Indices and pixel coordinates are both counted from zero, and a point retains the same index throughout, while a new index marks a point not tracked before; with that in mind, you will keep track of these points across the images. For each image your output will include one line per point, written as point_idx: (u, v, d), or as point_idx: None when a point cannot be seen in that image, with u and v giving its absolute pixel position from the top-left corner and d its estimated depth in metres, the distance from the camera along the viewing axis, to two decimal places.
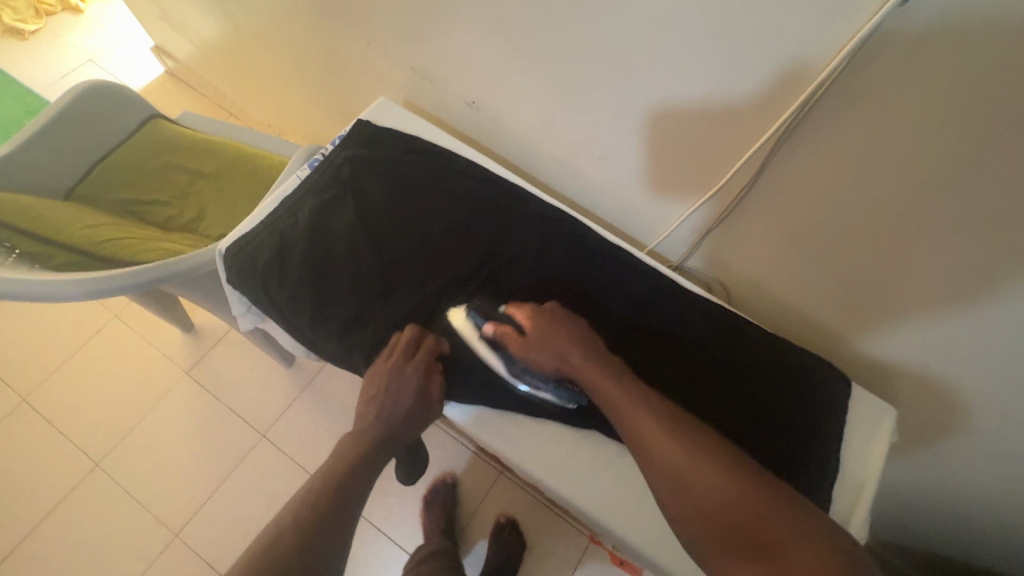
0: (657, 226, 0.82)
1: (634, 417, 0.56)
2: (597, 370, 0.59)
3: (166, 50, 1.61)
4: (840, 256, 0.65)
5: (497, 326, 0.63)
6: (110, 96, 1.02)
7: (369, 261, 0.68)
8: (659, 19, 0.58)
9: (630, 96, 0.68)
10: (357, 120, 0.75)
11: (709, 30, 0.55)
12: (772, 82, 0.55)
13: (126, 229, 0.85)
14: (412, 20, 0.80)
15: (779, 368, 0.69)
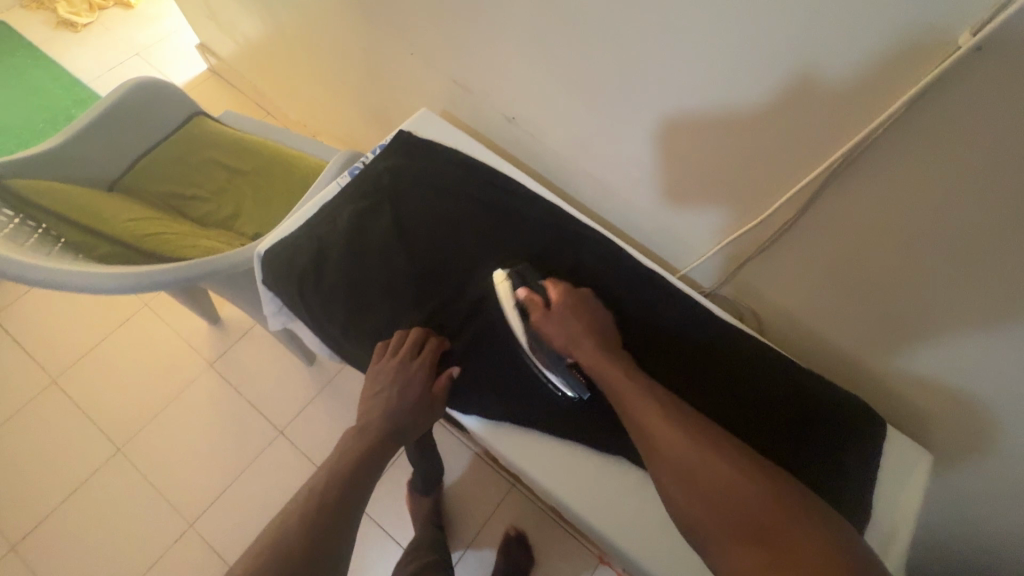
0: (690, 251, 0.81)
1: (639, 405, 0.58)
2: (609, 357, 0.62)
3: (210, 48, 1.65)
4: (885, 295, 0.62)
5: (529, 292, 0.66)
6: (157, 92, 1.05)
7: (403, 272, 0.68)
8: (710, 48, 0.57)
9: (673, 121, 0.67)
10: (399, 130, 0.75)
11: (762, 62, 0.54)
12: (826, 118, 0.54)
13: (166, 224, 0.87)
14: (457, 34, 0.81)
15: (813, 404, 0.68)
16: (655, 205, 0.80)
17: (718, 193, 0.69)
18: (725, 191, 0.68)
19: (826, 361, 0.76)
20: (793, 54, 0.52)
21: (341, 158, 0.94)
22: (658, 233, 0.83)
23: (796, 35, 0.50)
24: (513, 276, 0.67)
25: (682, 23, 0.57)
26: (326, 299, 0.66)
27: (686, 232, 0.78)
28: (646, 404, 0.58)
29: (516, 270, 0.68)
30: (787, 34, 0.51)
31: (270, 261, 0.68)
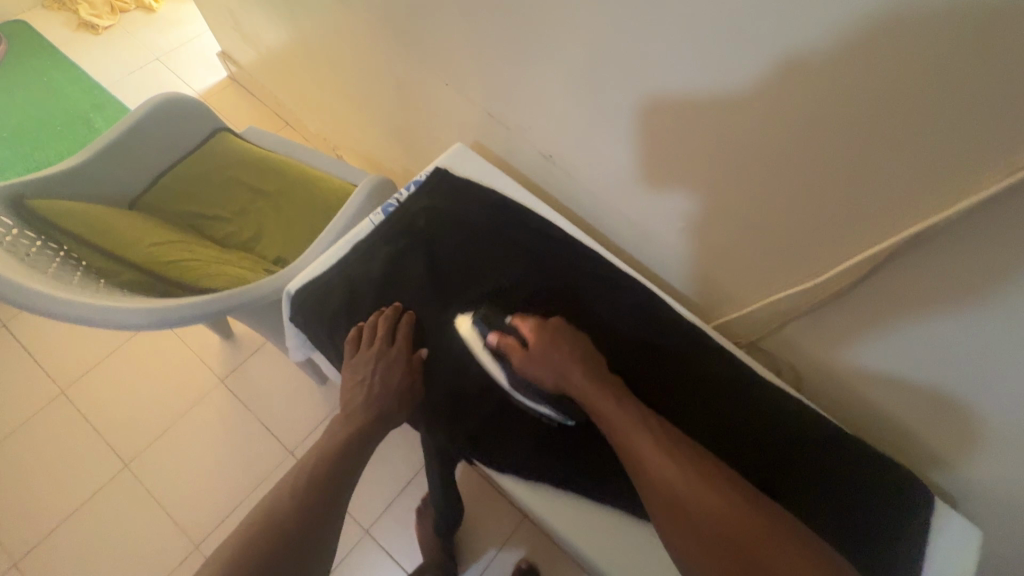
0: (721, 304, 0.77)
1: (630, 439, 0.56)
2: (597, 390, 0.60)
3: (231, 56, 1.64)
4: (940, 375, 0.59)
5: (501, 336, 0.65)
6: (181, 109, 1.03)
7: (438, 318, 0.70)
8: (761, 118, 0.54)
9: (714, 182, 0.64)
10: (436, 170, 0.76)
11: (817, 139, 0.51)
12: (882, 202, 0.51)
13: (189, 250, 0.85)
14: (491, 70, 0.79)
15: (847, 466, 0.67)
16: (687, 256, 0.77)
17: (756, 254, 0.67)
18: (762, 254, 0.66)
19: (859, 423, 0.74)
20: (847, 139, 0.49)
21: (367, 186, 0.94)
22: (689, 280, 0.81)
23: (852, 122, 0.47)
24: (479, 326, 0.67)
25: (733, 91, 0.54)
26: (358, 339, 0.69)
27: (720, 284, 0.76)
28: (634, 437, 0.56)
29: (482, 317, 0.67)
30: (842, 120, 0.48)
31: (303, 301, 0.69)
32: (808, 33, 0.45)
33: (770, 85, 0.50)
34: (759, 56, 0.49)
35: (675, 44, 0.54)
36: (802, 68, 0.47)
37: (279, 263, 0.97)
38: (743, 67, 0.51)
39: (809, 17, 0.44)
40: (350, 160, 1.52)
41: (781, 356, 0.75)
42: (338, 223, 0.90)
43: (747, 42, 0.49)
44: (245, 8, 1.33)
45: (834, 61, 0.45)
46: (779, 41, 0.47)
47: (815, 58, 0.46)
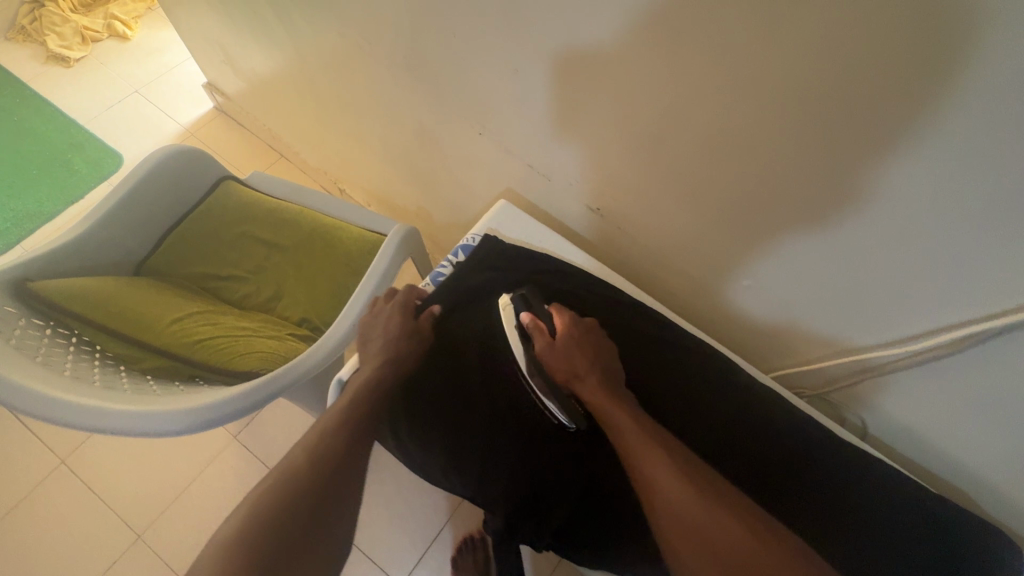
0: (783, 354, 0.76)
1: (633, 436, 0.59)
2: (608, 393, 0.63)
3: (218, 86, 1.55)
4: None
5: (535, 318, 0.67)
6: (183, 162, 0.96)
7: (502, 395, 0.68)
8: (855, 185, 0.51)
9: (784, 241, 0.61)
10: (484, 235, 0.76)
11: (918, 216, 0.49)
12: (979, 286, 0.50)
13: (211, 324, 0.79)
14: (532, 119, 0.75)
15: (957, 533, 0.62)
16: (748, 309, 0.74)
17: (830, 313, 0.65)
18: (839, 310, 0.64)
19: (932, 476, 0.71)
20: (960, 219, 0.47)
21: (396, 236, 0.92)
22: (744, 330, 0.78)
23: (971, 198, 0.45)
24: (517, 301, 0.69)
25: (824, 159, 0.51)
26: (427, 415, 0.67)
27: (782, 337, 0.74)
28: (639, 435, 0.58)
29: (519, 296, 0.69)
30: (952, 208, 0.46)
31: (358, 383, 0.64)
32: (928, 117, 0.42)
33: (871, 161, 0.48)
34: (863, 134, 0.46)
35: (760, 116, 0.51)
36: (915, 148, 0.45)
37: (305, 324, 0.91)
38: (840, 142, 0.48)
39: (934, 101, 0.41)
40: (354, 194, 1.45)
41: (851, 407, 0.73)
42: (369, 282, 0.86)
43: (850, 120, 0.46)
44: (237, 41, 1.26)
45: (954, 145, 0.43)
46: (890, 120, 0.44)
47: (931, 142, 0.43)
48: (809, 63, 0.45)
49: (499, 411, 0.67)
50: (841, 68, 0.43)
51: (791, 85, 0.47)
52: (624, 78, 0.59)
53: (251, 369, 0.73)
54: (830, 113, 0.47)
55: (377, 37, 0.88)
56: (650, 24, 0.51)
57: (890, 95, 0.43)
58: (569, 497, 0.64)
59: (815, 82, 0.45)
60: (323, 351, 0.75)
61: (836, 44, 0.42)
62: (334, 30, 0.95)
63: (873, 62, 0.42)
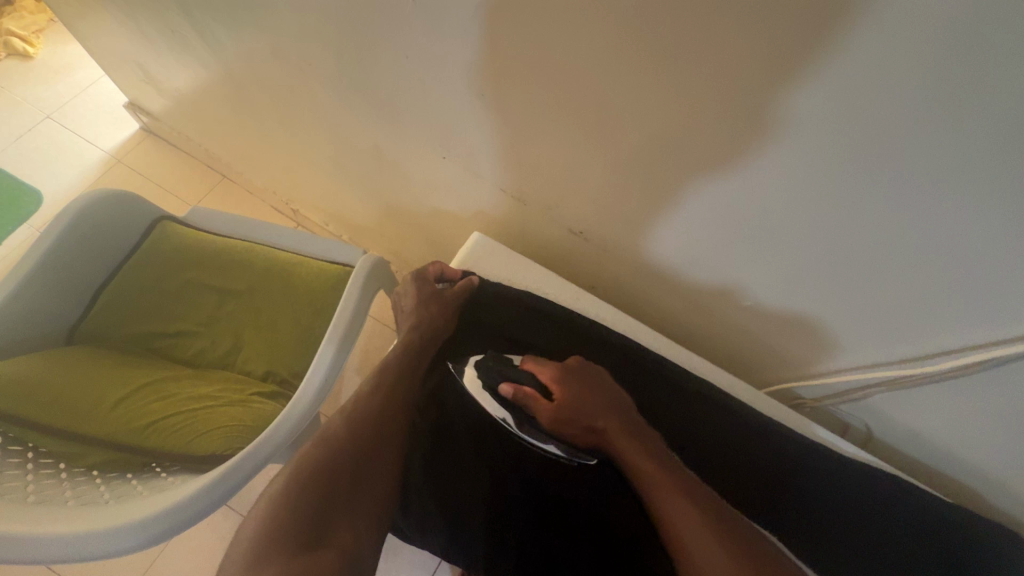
0: (785, 363, 0.73)
1: (667, 498, 0.53)
2: (633, 442, 0.59)
3: (141, 106, 1.41)
4: None
5: (517, 386, 0.65)
6: (110, 207, 0.85)
7: (506, 455, 0.66)
8: (876, 189, 0.46)
9: (796, 246, 0.57)
10: (468, 276, 0.76)
11: (946, 220, 0.45)
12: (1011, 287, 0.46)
13: (161, 400, 0.71)
14: (500, 135, 0.69)
15: (962, 533, 0.61)
16: (748, 323, 0.72)
17: (842, 331, 0.63)
18: (851, 314, 0.60)
19: (937, 478, 0.71)
20: (994, 222, 0.43)
21: (363, 269, 0.84)
22: (738, 340, 0.76)
23: (1009, 202, 0.41)
24: (489, 375, 0.66)
25: (842, 162, 0.46)
26: (424, 482, 0.64)
27: (784, 348, 0.71)
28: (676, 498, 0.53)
29: (489, 363, 0.67)
30: (988, 210, 0.42)
31: (342, 455, 0.58)
32: (960, 154, 0.40)
33: (892, 190, 0.45)
34: (888, 168, 0.44)
35: (769, 138, 0.48)
36: (951, 164, 0.41)
37: (271, 377, 0.83)
38: (865, 163, 0.45)
39: (969, 100, 0.36)
40: (308, 214, 1.35)
41: (858, 416, 0.71)
42: (338, 324, 0.77)
43: (873, 153, 0.43)
44: (156, 59, 1.12)
45: (985, 180, 0.40)
46: (918, 154, 0.42)
47: (972, 142, 0.39)
48: (833, 94, 0.41)
49: (499, 466, 0.65)
50: (865, 88, 0.40)
51: (805, 113, 0.44)
52: (611, 97, 0.53)
53: (215, 451, 0.65)
54: (851, 140, 0.44)
55: (318, 54, 0.78)
56: (640, 43, 0.46)
57: (918, 125, 0.40)
58: (586, 551, 0.61)
59: (833, 104, 0.42)
60: (293, 418, 0.67)
61: (863, 76, 0.39)
62: (267, 47, 0.85)
63: (904, 87, 0.38)
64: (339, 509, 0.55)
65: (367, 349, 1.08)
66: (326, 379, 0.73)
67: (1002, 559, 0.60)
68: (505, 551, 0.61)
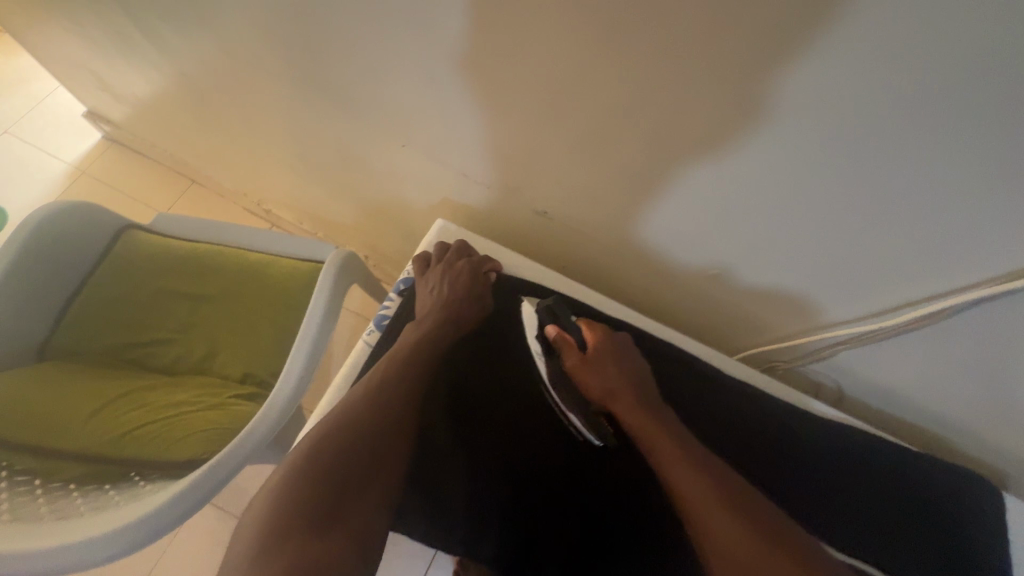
0: (755, 330, 0.74)
1: (676, 467, 0.56)
2: (647, 413, 0.61)
3: (101, 115, 1.37)
4: (996, 375, 0.57)
5: (561, 331, 0.68)
6: (71, 218, 0.84)
7: (482, 436, 0.66)
8: (821, 154, 0.46)
9: (760, 212, 0.56)
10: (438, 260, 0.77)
11: (888, 187, 0.46)
12: (948, 248, 0.49)
13: (138, 411, 0.70)
14: (458, 122, 0.68)
15: (921, 475, 0.64)
16: (715, 292, 0.72)
17: (811, 292, 0.63)
18: (814, 275, 0.60)
19: (906, 431, 0.73)
20: (925, 185, 0.44)
21: (332, 265, 0.83)
22: (707, 312, 0.77)
23: (939, 167, 0.42)
24: (544, 313, 0.70)
25: (785, 129, 0.46)
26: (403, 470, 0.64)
27: (757, 315, 0.71)
28: (684, 464, 0.56)
29: (546, 307, 0.70)
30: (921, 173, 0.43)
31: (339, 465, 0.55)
32: (896, 108, 0.40)
33: (836, 146, 0.45)
34: (830, 134, 0.44)
35: (714, 103, 0.46)
36: (887, 132, 0.42)
37: (249, 380, 0.83)
38: (805, 128, 0.45)
39: (896, 62, 0.37)
40: (282, 213, 1.34)
41: (828, 375, 0.72)
42: (309, 321, 0.76)
43: (822, 111, 0.42)
44: (110, 66, 1.10)
45: (922, 129, 0.40)
46: (861, 109, 0.41)
47: (902, 109, 0.39)
48: (767, 61, 0.41)
49: (480, 461, 0.65)
50: (797, 54, 0.39)
51: (748, 75, 0.43)
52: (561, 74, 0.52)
53: (194, 454, 0.65)
54: (793, 99, 0.43)
55: (269, 49, 0.77)
56: (581, 17, 0.45)
57: (856, 75, 0.39)
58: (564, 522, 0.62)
59: (773, 63, 0.41)
60: (269, 419, 0.67)
61: (798, 43, 0.39)
62: (217, 47, 0.83)
63: (835, 52, 0.38)
64: (350, 505, 0.54)
65: (347, 345, 1.08)
66: (302, 377, 0.72)
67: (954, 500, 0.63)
68: (484, 531, 0.62)
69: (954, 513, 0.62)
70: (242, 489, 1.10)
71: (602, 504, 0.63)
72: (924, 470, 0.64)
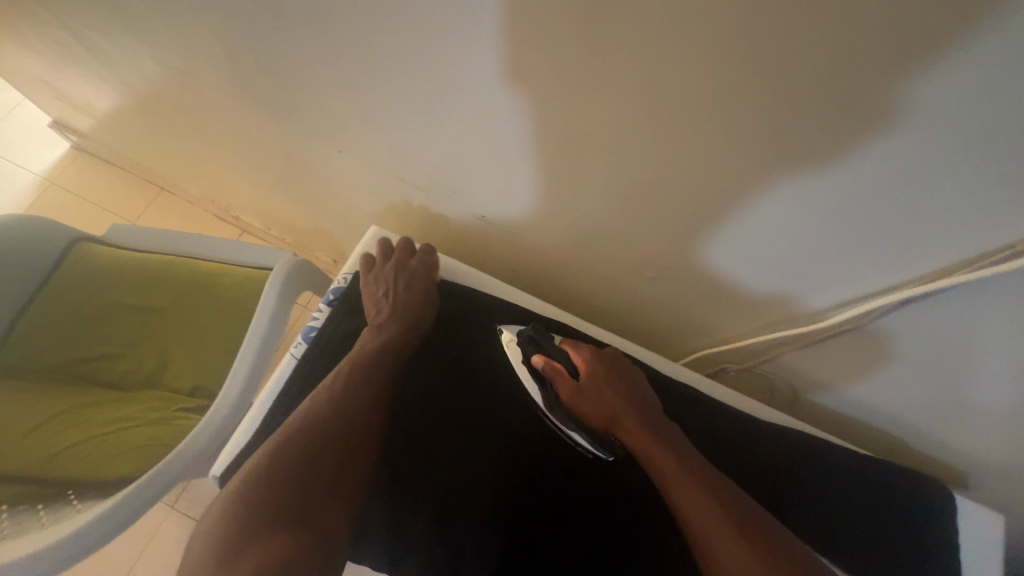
0: (704, 331, 0.72)
1: (685, 496, 0.51)
2: (649, 434, 0.56)
3: (68, 126, 1.37)
4: (937, 368, 0.55)
5: (547, 360, 0.62)
6: (20, 231, 0.82)
7: (422, 440, 0.62)
8: (734, 145, 0.44)
9: (688, 209, 0.54)
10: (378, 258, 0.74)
11: (806, 175, 0.44)
12: (879, 239, 0.46)
13: (79, 429, 0.71)
14: (389, 128, 0.67)
15: (868, 477, 0.63)
16: (660, 295, 0.71)
17: (753, 288, 0.60)
18: (768, 267, 0.56)
19: (859, 435, 0.72)
20: (835, 171, 0.42)
21: (280, 273, 0.80)
22: (656, 316, 0.76)
23: (847, 150, 0.40)
24: (526, 343, 0.64)
25: (692, 121, 0.44)
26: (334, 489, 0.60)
27: (705, 319, 0.69)
28: (694, 490, 0.51)
29: (527, 336, 0.64)
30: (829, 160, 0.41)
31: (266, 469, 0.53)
32: (813, 84, 0.36)
33: (754, 139, 0.43)
34: (736, 125, 0.42)
35: (634, 99, 0.44)
36: (788, 119, 0.40)
37: (199, 393, 0.82)
38: (714, 119, 0.43)
39: (785, 49, 0.35)
40: (250, 220, 1.33)
41: (777, 377, 0.70)
42: (253, 334, 0.75)
43: (725, 100, 0.41)
44: (63, 79, 1.08)
45: (842, 118, 0.38)
46: (775, 90, 0.38)
47: (799, 94, 0.37)
48: (665, 56, 0.39)
49: (402, 467, 0.61)
50: (692, 47, 0.38)
51: (650, 72, 0.41)
52: (484, 79, 0.50)
53: (131, 473, 0.65)
54: (709, 87, 0.40)
55: (209, 62, 0.75)
56: (479, 15, 0.44)
57: (770, 65, 0.36)
58: (511, 528, 0.59)
59: (686, 60, 0.39)
60: (206, 433, 0.66)
61: (689, 35, 0.37)
62: (156, 58, 0.82)
63: (727, 41, 0.36)
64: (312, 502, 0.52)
65: None
66: (245, 389, 0.71)
67: (902, 500, 0.62)
68: (411, 540, 0.58)
69: (902, 513, 0.61)
70: (207, 495, 1.10)
71: (546, 508, 0.60)
72: (868, 469, 0.63)
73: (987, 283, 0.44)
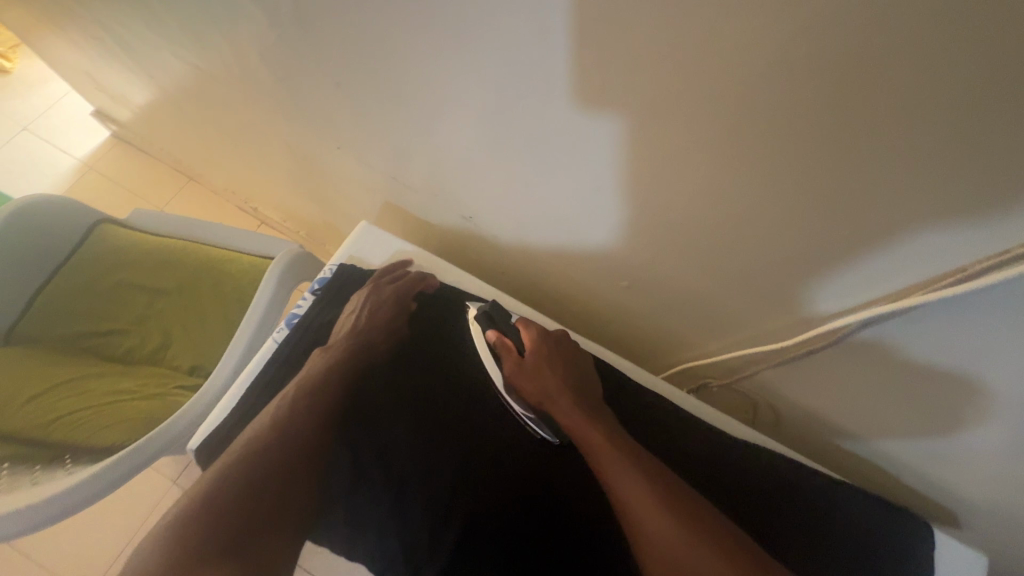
0: (686, 345, 0.72)
1: (623, 480, 0.53)
2: (585, 417, 0.59)
3: (108, 115, 1.46)
4: (922, 393, 0.53)
5: (501, 335, 0.66)
6: (48, 211, 0.87)
7: (396, 434, 0.62)
8: (697, 155, 0.45)
9: (662, 218, 0.54)
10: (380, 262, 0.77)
11: (770, 186, 0.43)
12: (849, 253, 0.45)
13: (80, 398, 0.75)
14: (383, 129, 0.70)
15: (843, 501, 0.61)
16: (641, 305, 0.71)
17: (730, 302, 0.60)
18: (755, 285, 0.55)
19: (841, 461, 0.70)
20: (797, 182, 0.42)
21: (280, 263, 0.83)
22: (639, 327, 0.75)
23: (804, 161, 0.40)
24: (483, 319, 0.68)
25: (656, 130, 0.44)
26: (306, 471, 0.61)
27: (686, 332, 0.69)
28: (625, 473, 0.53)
29: (483, 312, 0.68)
30: (790, 172, 0.41)
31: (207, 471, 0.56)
32: (764, 95, 0.37)
33: (715, 147, 0.43)
34: (696, 135, 0.43)
35: (603, 105, 0.45)
36: (745, 129, 0.40)
37: (197, 372, 0.86)
38: (676, 128, 0.43)
39: (734, 60, 0.36)
40: (267, 213, 1.38)
41: (759, 395, 0.69)
42: (250, 319, 0.78)
43: (683, 110, 0.41)
44: (102, 73, 1.16)
45: (795, 128, 0.38)
46: (730, 101, 0.38)
47: (752, 104, 0.38)
48: (624, 64, 0.40)
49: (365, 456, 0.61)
50: (647, 56, 0.39)
51: (612, 81, 0.42)
52: (467, 83, 0.52)
53: (120, 442, 0.69)
54: (667, 96, 0.41)
55: (224, 61, 0.79)
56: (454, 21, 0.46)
57: (721, 76, 0.37)
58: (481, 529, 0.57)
59: (646, 69, 0.40)
60: (194, 410, 0.69)
61: (644, 45, 0.38)
62: (179, 55, 0.87)
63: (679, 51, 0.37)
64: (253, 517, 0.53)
65: None
66: (237, 370, 0.74)
67: (877, 528, 0.60)
68: (372, 527, 0.59)
69: (876, 540, 0.59)
70: None
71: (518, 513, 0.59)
72: (842, 492, 0.61)
73: (949, 302, 0.43)
